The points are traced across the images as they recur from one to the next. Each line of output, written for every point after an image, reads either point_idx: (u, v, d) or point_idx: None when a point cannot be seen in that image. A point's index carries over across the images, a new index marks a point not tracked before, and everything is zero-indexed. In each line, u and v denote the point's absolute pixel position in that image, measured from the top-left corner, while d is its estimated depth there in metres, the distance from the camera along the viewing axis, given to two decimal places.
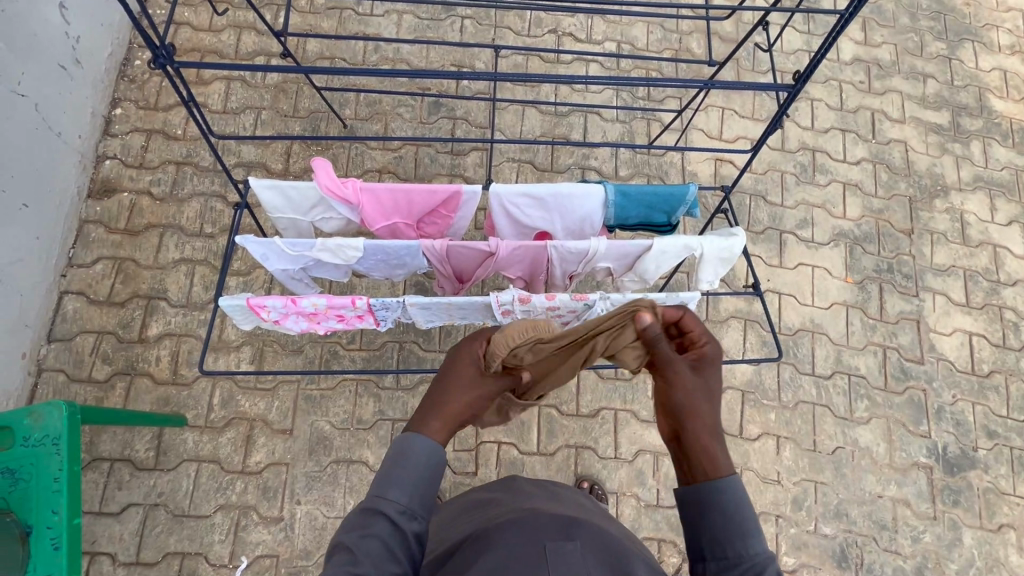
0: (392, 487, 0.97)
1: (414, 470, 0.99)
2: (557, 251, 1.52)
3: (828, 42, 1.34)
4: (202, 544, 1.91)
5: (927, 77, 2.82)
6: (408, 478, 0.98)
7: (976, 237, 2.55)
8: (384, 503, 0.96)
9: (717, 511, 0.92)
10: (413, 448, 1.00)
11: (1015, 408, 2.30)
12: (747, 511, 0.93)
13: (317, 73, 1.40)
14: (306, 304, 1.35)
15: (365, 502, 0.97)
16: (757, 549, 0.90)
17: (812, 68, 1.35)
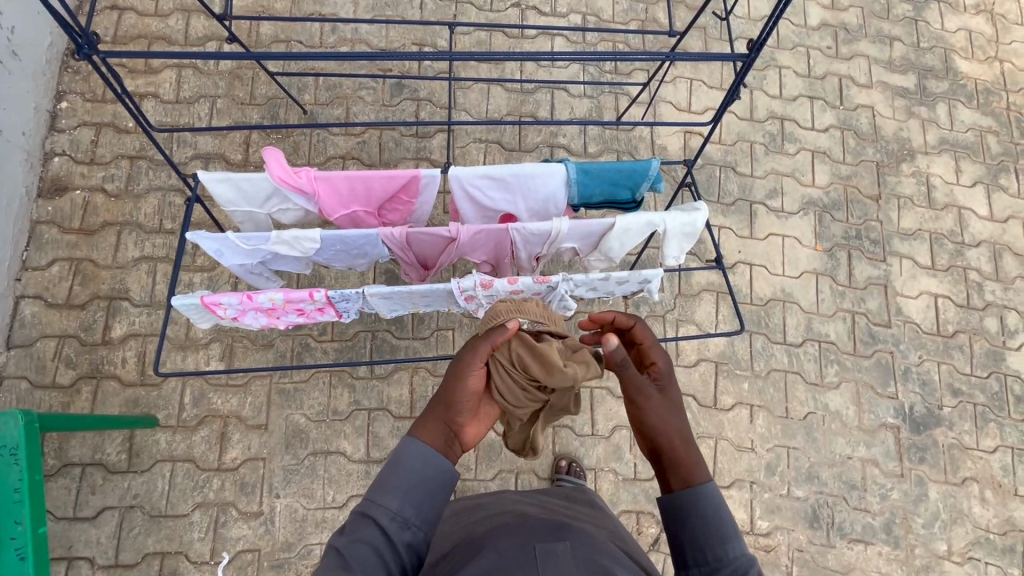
0: (378, 493, 1.00)
1: (410, 479, 1.01)
2: (520, 233, 1.49)
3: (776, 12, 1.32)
4: (181, 542, 1.90)
5: (893, 41, 2.82)
6: (401, 486, 1.00)
7: (941, 200, 2.58)
8: (374, 511, 0.98)
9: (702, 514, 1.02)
10: (406, 456, 1.03)
11: (978, 366, 2.35)
12: (725, 518, 1.02)
13: (256, 58, 1.32)
14: (263, 299, 1.32)
15: (357, 511, 0.99)
16: (739, 552, 0.98)
17: (767, 35, 1.31)
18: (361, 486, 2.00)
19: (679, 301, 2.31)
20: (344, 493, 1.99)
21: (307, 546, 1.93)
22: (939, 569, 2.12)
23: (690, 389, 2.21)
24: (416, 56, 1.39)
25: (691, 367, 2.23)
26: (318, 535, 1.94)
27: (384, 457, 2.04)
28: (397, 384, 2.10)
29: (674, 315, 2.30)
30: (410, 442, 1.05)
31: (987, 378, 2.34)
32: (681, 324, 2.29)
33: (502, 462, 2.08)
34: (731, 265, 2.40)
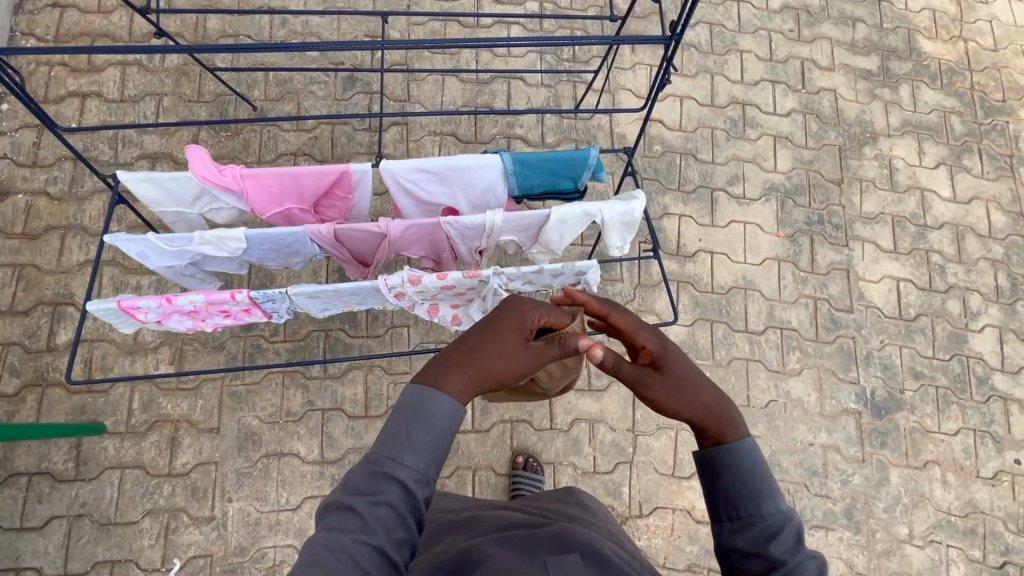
0: (400, 447, 0.86)
1: (437, 436, 0.88)
2: (454, 227, 1.45)
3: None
4: (131, 550, 1.87)
5: (856, 22, 2.78)
6: (426, 443, 0.87)
7: (904, 182, 2.56)
8: (397, 468, 0.85)
9: (731, 475, 0.92)
10: (434, 412, 0.89)
11: (941, 349, 2.34)
12: (764, 476, 0.91)
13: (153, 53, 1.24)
14: (183, 301, 1.28)
15: (377, 461, 0.86)
16: (775, 508, 0.89)
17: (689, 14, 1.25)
18: (316, 488, 1.97)
19: (639, 291, 2.29)
20: (297, 495, 1.96)
21: (260, 550, 1.90)
22: (900, 553, 2.12)
23: None
24: (272, 49, 1.25)
25: None
26: (271, 539, 1.91)
27: (339, 458, 2.01)
28: (351, 384, 2.08)
29: (634, 306, 2.27)
30: (438, 395, 0.90)
31: (949, 360, 2.33)
32: (641, 315, 2.27)
33: (459, 458, 2.05)
34: (692, 253, 2.37)
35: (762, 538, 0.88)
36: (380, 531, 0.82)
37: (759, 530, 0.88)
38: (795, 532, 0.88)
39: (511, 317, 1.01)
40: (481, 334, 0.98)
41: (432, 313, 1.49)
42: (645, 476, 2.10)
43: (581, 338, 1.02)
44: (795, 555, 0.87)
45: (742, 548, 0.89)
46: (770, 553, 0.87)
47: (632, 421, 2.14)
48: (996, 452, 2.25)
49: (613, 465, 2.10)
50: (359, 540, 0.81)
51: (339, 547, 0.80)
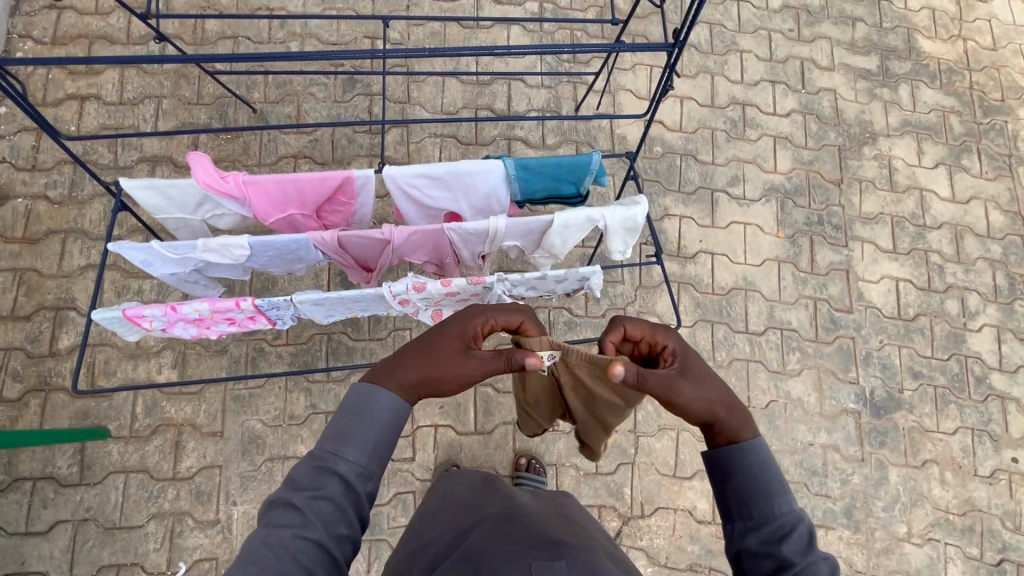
0: (340, 444, 0.96)
1: (377, 433, 0.98)
2: (457, 233, 1.46)
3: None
4: (137, 554, 1.88)
5: (855, 21, 2.78)
6: (368, 440, 0.97)
7: (903, 182, 2.57)
8: (337, 462, 0.95)
9: (742, 476, 1.00)
10: (375, 410, 0.99)
11: (939, 349, 2.36)
12: (773, 475, 0.99)
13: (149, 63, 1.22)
14: (188, 310, 1.29)
15: (319, 457, 0.95)
16: (785, 508, 0.96)
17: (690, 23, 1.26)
18: None
19: (640, 293, 2.30)
20: None
21: None
22: (899, 551, 2.14)
23: None
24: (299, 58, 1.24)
25: None
26: None
27: None
28: None
29: (635, 307, 2.28)
30: (381, 393, 1.00)
31: (948, 360, 2.35)
32: (642, 316, 2.28)
33: (462, 460, 2.06)
34: (693, 254, 2.38)
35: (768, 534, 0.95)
36: (322, 527, 0.90)
37: (770, 529, 0.95)
38: (805, 532, 0.94)
39: (453, 322, 1.07)
40: (419, 345, 1.05)
41: (435, 318, 1.50)
42: (647, 477, 2.11)
43: (527, 355, 1.04)
44: (802, 555, 0.93)
45: (753, 547, 0.96)
46: (782, 553, 0.93)
47: (634, 422, 2.15)
48: (994, 451, 2.27)
49: (614, 466, 2.11)
50: (303, 534, 0.89)
51: (281, 541, 0.87)
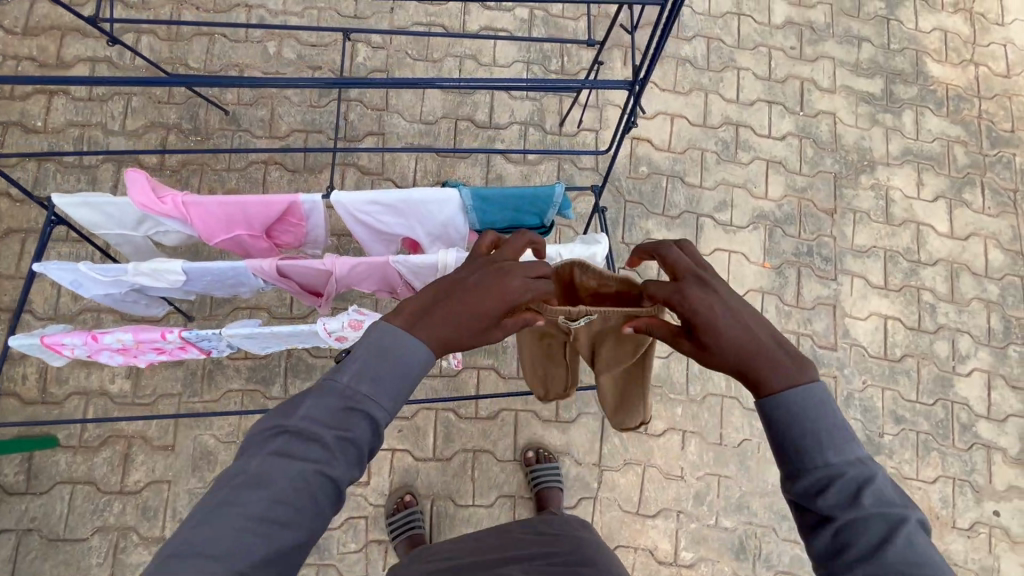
0: (376, 375, 0.77)
1: (406, 371, 0.79)
2: (405, 267, 1.38)
3: (659, 48, 1.20)
4: (78, 568, 1.84)
5: (861, 41, 2.65)
6: (396, 376, 0.78)
7: (900, 215, 2.45)
8: (371, 398, 0.75)
9: (781, 429, 0.79)
10: (399, 347, 0.80)
11: (925, 393, 2.26)
12: (822, 419, 0.77)
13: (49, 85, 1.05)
14: (110, 340, 1.22)
15: (349, 385, 0.75)
16: (833, 458, 0.74)
17: (648, 69, 1.20)
18: None
19: None
20: None
21: None
22: None
23: None
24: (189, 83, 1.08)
25: None
26: None
27: None
28: None
29: None
30: (412, 336, 0.81)
31: (933, 405, 2.25)
32: None
33: (418, 487, 2.00)
34: None
35: (816, 487, 0.74)
36: (344, 467, 0.72)
37: (810, 481, 0.74)
38: (859, 488, 0.72)
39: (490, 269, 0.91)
40: (465, 292, 0.87)
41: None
42: (608, 513, 2.05)
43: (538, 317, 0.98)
44: (851, 511, 0.71)
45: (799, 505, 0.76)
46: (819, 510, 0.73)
47: (599, 456, 2.09)
48: (975, 503, 2.18)
49: (576, 500, 2.04)
50: (320, 471, 0.71)
51: (291, 475, 0.70)
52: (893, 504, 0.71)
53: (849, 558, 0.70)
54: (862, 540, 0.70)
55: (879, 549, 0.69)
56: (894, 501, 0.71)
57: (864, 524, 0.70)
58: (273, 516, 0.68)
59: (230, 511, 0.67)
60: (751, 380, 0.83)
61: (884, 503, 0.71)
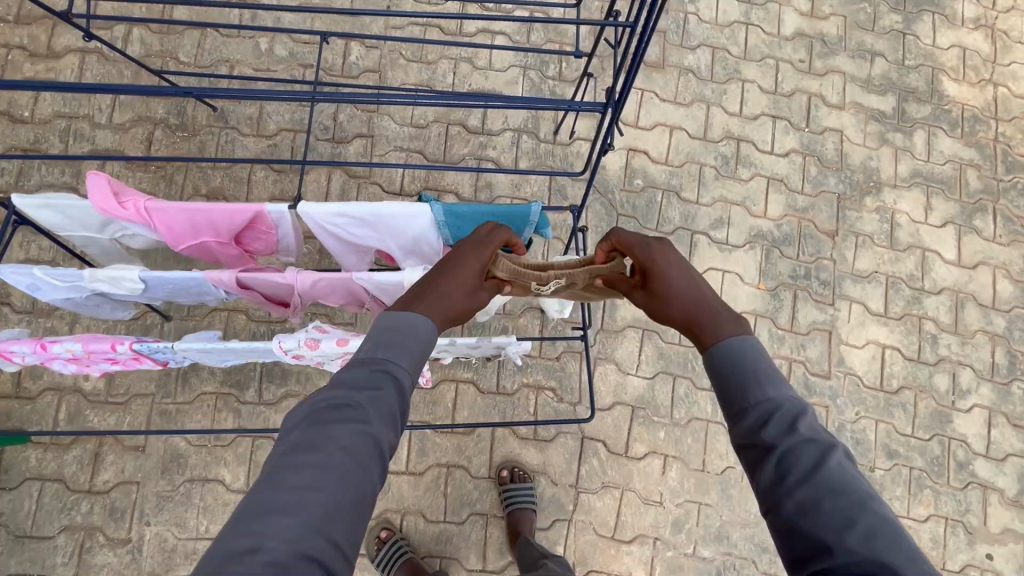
0: (393, 351, 0.94)
1: (416, 343, 0.96)
2: (370, 284, 1.33)
3: (637, 56, 1.14)
4: (43, 566, 1.83)
5: (874, 56, 2.55)
6: (409, 347, 0.95)
7: (905, 240, 2.35)
8: (393, 366, 0.92)
9: (726, 374, 0.94)
10: (409, 325, 0.97)
11: (920, 428, 2.17)
12: (757, 364, 0.93)
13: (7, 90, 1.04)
14: (60, 349, 1.19)
15: (372, 361, 0.92)
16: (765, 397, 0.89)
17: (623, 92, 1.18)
18: None
19: (601, 337, 2.14)
20: (217, 524, 1.90)
21: None
22: None
23: (600, 433, 2.07)
24: (149, 91, 1.10)
25: (605, 411, 2.09)
26: (186, 567, 1.87)
27: None
28: (285, 412, 1.99)
29: (593, 352, 2.13)
30: (416, 317, 0.98)
31: (928, 441, 2.16)
32: (599, 362, 2.12)
33: (389, 500, 1.97)
34: None
35: (759, 425, 0.88)
36: (380, 425, 0.86)
37: (751, 419, 0.88)
38: (792, 420, 0.86)
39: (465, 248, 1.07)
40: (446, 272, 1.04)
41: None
42: (582, 536, 1.99)
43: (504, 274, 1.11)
44: (786, 437, 0.85)
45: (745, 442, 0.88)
46: (762, 441, 0.86)
47: (576, 477, 2.03)
48: (967, 545, 2.09)
49: (550, 521, 1.99)
50: (362, 430, 0.83)
51: (337, 435, 0.82)
52: (823, 434, 0.84)
53: (789, 482, 0.82)
54: (797, 465, 0.82)
55: (813, 470, 0.81)
56: (823, 434, 0.85)
57: (799, 449, 0.83)
58: (327, 467, 0.79)
59: (291, 470, 0.78)
60: (698, 331, 1.00)
61: (814, 431, 0.85)
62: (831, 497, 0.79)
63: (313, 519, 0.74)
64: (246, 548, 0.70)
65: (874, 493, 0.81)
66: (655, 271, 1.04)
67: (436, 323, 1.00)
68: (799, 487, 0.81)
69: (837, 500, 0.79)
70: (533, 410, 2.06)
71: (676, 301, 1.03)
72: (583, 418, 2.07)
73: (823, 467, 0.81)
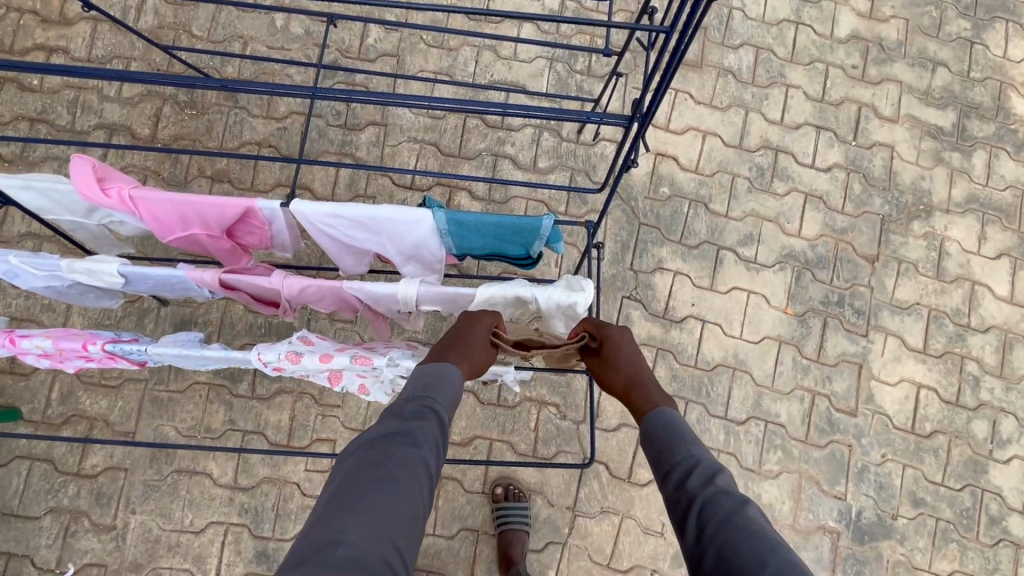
0: (434, 391, 1.09)
1: (450, 385, 1.10)
2: (361, 293, 1.23)
3: (675, 53, 1.03)
4: (29, 546, 1.82)
5: (937, 66, 2.32)
6: (445, 387, 1.10)
7: (953, 271, 2.16)
8: (435, 403, 1.07)
9: (653, 437, 1.09)
10: (444, 376, 1.11)
11: (952, 476, 2.01)
12: (681, 429, 1.08)
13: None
14: (29, 344, 1.13)
15: (416, 398, 1.07)
16: (687, 455, 1.03)
17: (652, 106, 1.08)
18: (222, 513, 1.86)
19: None
20: (202, 518, 1.85)
21: (155, 569, 1.83)
22: None
23: (603, 455, 1.95)
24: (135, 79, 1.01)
25: (609, 433, 1.97)
26: (168, 559, 1.83)
27: (252, 486, 1.88)
28: (278, 408, 1.93)
29: None
30: (449, 368, 1.12)
31: (959, 491, 2.00)
32: None
33: None
34: (680, 318, 2.07)
35: (683, 479, 1.01)
36: (428, 451, 1.01)
37: (675, 475, 1.02)
38: (711, 474, 1.00)
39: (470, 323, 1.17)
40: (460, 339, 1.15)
41: (363, 391, 1.23)
42: (576, 562, 1.89)
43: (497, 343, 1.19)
44: (705, 488, 0.98)
45: (671, 496, 1.01)
46: (685, 491, 0.99)
47: (574, 499, 1.93)
48: None
49: (543, 544, 1.90)
50: (414, 454, 0.99)
51: (394, 457, 0.97)
52: (735, 492, 0.97)
53: (710, 530, 0.93)
54: (715, 515, 0.94)
55: (727, 518, 0.92)
56: (737, 491, 0.98)
57: (715, 498, 0.96)
58: (388, 482, 0.94)
59: (360, 482, 0.93)
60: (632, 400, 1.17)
61: (730, 488, 0.98)
62: (747, 543, 0.89)
63: (381, 525, 0.89)
64: (327, 545, 0.85)
65: (785, 545, 0.89)
66: (613, 342, 1.21)
67: (462, 371, 1.13)
68: (717, 534, 0.92)
69: (752, 544, 0.88)
70: (534, 425, 1.96)
71: (618, 374, 1.20)
72: (586, 438, 1.96)
73: (739, 513, 0.93)
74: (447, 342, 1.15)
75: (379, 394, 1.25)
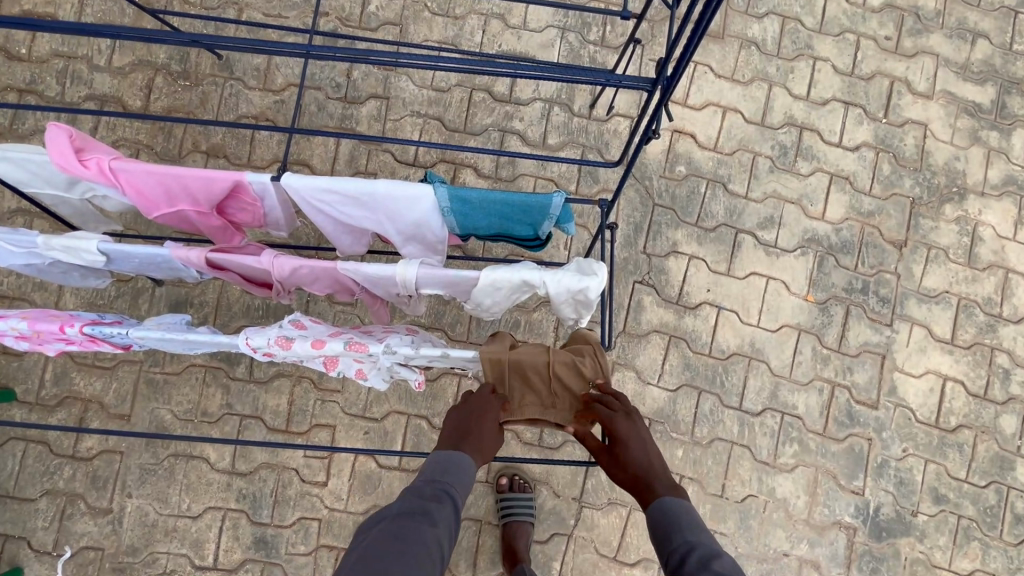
0: (449, 475, 1.13)
1: (464, 472, 1.14)
2: (356, 275, 1.15)
3: (699, 23, 0.93)
4: (24, 528, 1.79)
5: (977, 37, 2.16)
6: (460, 469, 1.14)
7: (986, 258, 2.04)
8: (449, 486, 1.12)
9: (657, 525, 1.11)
10: (455, 463, 1.14)
11: (977, 472, 1.92)
12: (684, 516, 1.09)
13: None
14: (3, 326, 1.06)
15: (431, 480, 1.13)
16: (686, 539, 1.06)
17: (674, 76, 0.99)
18: (219, 498, 1.82)
19: (621, 340, 1.93)
20: (199, 503, 1.81)
21: (152, 554, 1.80)
22: None
23: None
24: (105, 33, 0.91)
25: None
26: (165, 544, 1.80)
27: (250, 472, 1.83)
28: (276, 393, 1.87)
29: (611, 357, 1.93)
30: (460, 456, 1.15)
31: (984, 488, 1.92)
32: (616, 368, 1.93)
33: (378, 495, 1.84)
34: (694, 304, 1.97)
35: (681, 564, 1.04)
36: (441, 532, 1.06)
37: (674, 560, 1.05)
38: (707, 560, 1.02)
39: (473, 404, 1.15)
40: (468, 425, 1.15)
41: (360, 376, 1.12)
42: (582, 554, 1.84)
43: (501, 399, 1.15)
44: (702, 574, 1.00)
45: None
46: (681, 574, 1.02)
47: (581, 491, 1.87)
48: None
49: (548, 535, 1.85)
50: (430, 534, 1.05)
51: (410, 537, 1.03)
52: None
53: None
54: None
55: None
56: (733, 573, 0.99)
57: None
58: (406, 561, 1.00)
59: (383, 558, 1.00)
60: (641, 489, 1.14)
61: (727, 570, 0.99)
62: None
63: None
64: None
65: None
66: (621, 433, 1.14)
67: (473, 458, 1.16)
68: None
69: None
70: None
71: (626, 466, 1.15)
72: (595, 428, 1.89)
73: None
74: (461, 430, 1.16)
75: (377, 379, 1.14)
